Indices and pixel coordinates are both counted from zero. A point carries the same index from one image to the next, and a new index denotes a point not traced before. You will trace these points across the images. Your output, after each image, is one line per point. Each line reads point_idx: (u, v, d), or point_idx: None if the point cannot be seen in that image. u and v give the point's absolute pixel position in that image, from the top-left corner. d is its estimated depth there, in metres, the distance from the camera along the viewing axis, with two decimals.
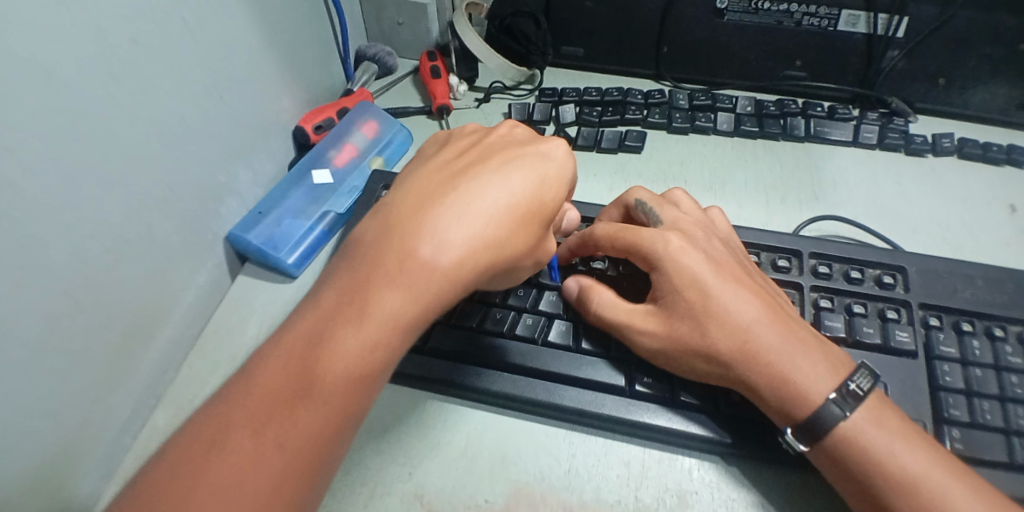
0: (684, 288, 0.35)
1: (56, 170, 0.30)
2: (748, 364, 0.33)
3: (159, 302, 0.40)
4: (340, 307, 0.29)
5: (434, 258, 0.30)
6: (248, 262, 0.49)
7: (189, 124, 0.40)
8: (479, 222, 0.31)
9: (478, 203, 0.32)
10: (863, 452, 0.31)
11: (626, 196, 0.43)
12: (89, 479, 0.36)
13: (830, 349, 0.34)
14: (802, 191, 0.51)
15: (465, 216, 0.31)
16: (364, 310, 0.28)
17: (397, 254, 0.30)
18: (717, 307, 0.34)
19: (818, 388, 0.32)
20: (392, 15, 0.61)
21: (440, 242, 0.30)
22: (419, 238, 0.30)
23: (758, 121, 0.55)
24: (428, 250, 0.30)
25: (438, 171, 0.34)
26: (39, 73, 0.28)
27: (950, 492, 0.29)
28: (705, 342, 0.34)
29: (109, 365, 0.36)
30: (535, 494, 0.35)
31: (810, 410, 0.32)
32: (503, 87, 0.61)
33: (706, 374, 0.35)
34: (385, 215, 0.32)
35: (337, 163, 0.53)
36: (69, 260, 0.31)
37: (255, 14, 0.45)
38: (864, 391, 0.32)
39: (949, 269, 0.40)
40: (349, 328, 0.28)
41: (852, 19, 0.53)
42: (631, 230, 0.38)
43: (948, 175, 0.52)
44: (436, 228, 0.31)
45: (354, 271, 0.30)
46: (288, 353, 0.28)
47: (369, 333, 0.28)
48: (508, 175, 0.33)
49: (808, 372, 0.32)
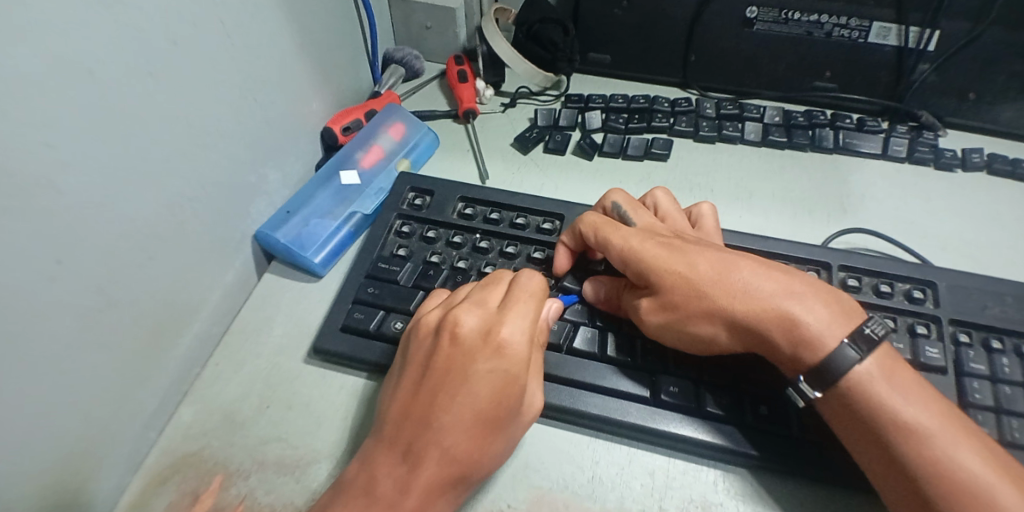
0: (666, 266, 0.36)
1: (93, 164, 0.31)
2: (759, 318, 0.33)
3: (188, 298, 0.40)
4: (378, 487, 0.31)
5: (445, 428, 0.31)
6: (275, 260, 0.49)
7: (221, 123, 0.41)
8: (487, 396, 0.32)
9: (466, 365, 0.32)
10: (876, 404, 0.31)
11: (606, 199, 0.44)
12: (117, 473, 0.36)
13: (833, 295, 0.34)
14: (831, 202, 0.51)
15: (473, 393, 0.32)
16: (401, 492, 0.30)
17: (416, 434, 0.31)
18: (709, 269, 0.35)
19: (829, 333, 0.32)
20: (420, 19, 0.62)
21: (455, 421, 0.31)
22: (435, 423, 0.31)
23: (786, 131, 0.55)
24: (447, 430, 0.31)
25: (429, 337, 0.35)
26: (81, 69, 0.29)
27: (958, 443, 0.30)
28: (710, 301, 0.34)
29: (137, 358, 0.36)
30: (558, 500, 0.35)
31: (819, 357, 0.32)
32: (529, 92, 0.62)
33: (715, 339, 0.35)
34: (396, 395, 0.34)
35: (364, 165, 0.53)
36: (103, 254, 0.32)
37: (288, 16, 0.46)
38: (878, 337, 0.32)
39: (980, 285, 0.40)
40: (381, 496, 0.30)
41: (883, 31, 0.53)
42: (610, 225, 0.40)
43: (979, 191, 0.51)
44: (445, 408, 0.31)
45: (382, 454, 0.32)
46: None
47: (401, 496, 0.30)
48: (504, 339, 0.33)
49: (817, 315, 0.33)
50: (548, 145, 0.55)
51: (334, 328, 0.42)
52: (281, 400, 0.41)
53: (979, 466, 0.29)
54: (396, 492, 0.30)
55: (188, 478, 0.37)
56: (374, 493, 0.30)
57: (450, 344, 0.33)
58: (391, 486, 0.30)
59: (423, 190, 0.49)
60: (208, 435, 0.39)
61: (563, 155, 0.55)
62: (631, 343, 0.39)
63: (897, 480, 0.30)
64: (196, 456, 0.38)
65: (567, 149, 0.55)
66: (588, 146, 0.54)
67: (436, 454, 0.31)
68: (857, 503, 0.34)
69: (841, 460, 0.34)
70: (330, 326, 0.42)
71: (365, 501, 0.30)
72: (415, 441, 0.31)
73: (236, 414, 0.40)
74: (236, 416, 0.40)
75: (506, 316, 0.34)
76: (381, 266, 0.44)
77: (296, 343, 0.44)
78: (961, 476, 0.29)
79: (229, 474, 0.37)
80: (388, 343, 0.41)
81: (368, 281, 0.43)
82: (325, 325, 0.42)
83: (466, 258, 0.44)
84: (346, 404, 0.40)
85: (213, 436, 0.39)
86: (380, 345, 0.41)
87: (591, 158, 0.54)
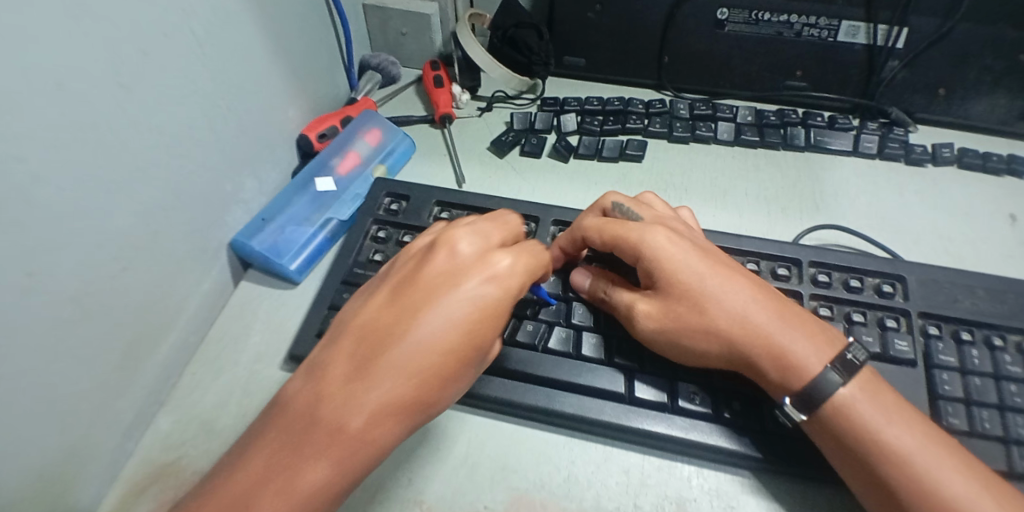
0: (679, 273, 0.36)
1: (66, 176, 0.30)
2: (750, 341, 0.34)
3: (164, 308, 0.40)
4: (326, 430, 0.29)
5: (413, 345, 0.30)
6: (251, 268, 0.49)
7: (196, 132, 0.41)
8: (462, 320, 0.31)
9: (458, 290, 0.32)
10: (858, 425, 0.31)
11: (603, 200, 0.43)
12: (93, 486, 0.36)
13: (817, 323, 0.35)
14: (803, 200, 0.51)
15: (449, 316, 0.31)
16: (347, 413, 0.29)
17: (340, 384, 0.29)
18: (716, 287, 0.35)
19: (815, 359, 0.33)
20: (396, 25, 0.62)
21: (431, 340, 0.30)
22: (364, 374, 0.30)
23: (760, 131, 0.56)
24: (413, 350, 0.30)
25: (419, 263, 0.34)
26: (48, 80, 0.29)
27: (942, 466, 0.30)
28: (710, 321, 0.35)
29: (113, 370, 0.36)
30: (535, 501, 0.35)
31: (803, 382, 0.32)
32: (506, 96, 0.62)
33: (704, 356, 0.35)
34: (364, 315, 0.32)
35: (340, 171, 0.53)
36: (76, 265, 0.32)
37: (261, 24, 0.46)
38: (860, 361, 0.32)
39: (949, 278, 0.40)
40: (332, 417, 0.29)
41: (852, 30, 0.54)
42: (616, 223, 0.39)
43: (949, 185, 0.52)
44: (371, 359, 0.30)
45: (338, 372, 0.30)
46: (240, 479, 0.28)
47: (354, 418, 0.29)
48: (462, 294, 0.31)
49: (803, 344, 0.33)
50: (524, 148, 0.55)
51: (311, 335, 0.42)
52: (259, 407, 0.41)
53: (960, 487, 0.29)
54: (295, 434, 0.29)
55: (167, 488, 0.37)
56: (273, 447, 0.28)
57: (443, 266, 0.33)
58: (338, 404, 0.29)
59: (399, 195, 0.49)
60: (186, 444, 0.39)
61: (540, 158, 0.55)
62: (606, 342, 0.39)
63: (881, 500, 0.31)
64: (174, 466, 0.38)
65: (543, 151, 0.55)
66: (564, 149, 0.55)
67: (395, 371, 0.30)
68: (831, 495, 0.34)
69: (816, 451, 0.34)
70: (305, 332, 0.42)
71: (312, 423, 0.29)
72: (325, 383, 0.30)
73: (215, 423, 0.40)
74: (215, 424, 0.40)
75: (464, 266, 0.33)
76: (356, 272, 0.44)
77: (274, 350, 0.44)
78: (942, 496, 0.29)
79: None
80: None
81: (344, 286, 0.43)
82: (301, 332, 0.42)
83: None
84: None
85: (191, 445, 0.39)
86: None
87: (567, 160, 0.55)
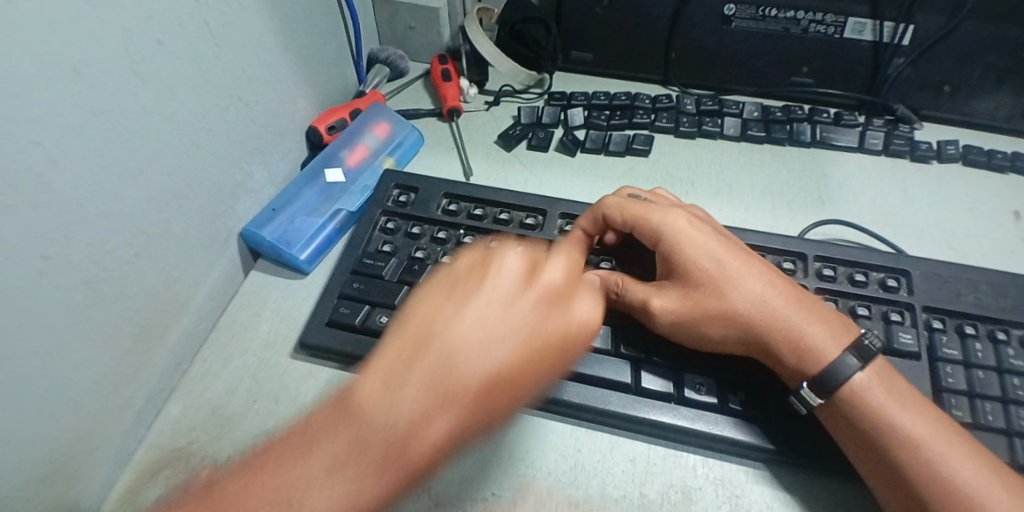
0: (700, 258, 0.37)
1: (80, 163, 0.31)
2: (768, 327, 0.34)
3: (175, 294, 0.41)
4: (378, 411, 0.27)
5: (481, 332, 0.30)
6: (260, 258, 0.50)
7: (208, 120, 0.41)
8: (528, 316, 0.32)
9: (528, 285, 0.33)
10: (873, 411, 0.32)
11: (619, 191, 0.45)
12: (104, 468, 0.36)
13: (835, 312, 0.36)
14: (809, 195, 0.51)
15: (511, 311, 0.31)
16: (423, 409, 0.28)
17: (437, 402, 0.28)
18: (735, 274, 0.36)
19: (832, 344, 0.34)
20: (405, 18, 0.62)
21: (499, 333, 0.30)
22: (437, 372, 0.28)
23: (765, 126, 0.56)
24: (483, 339, 0.30)
25: (479, 260, 0.35)
26: (67, 65, 0.29)
27: (954, 452, 0.31)
28: (731, 307, 0.35)
29: (125, 355, 0.37)
30: (541, 488, 0.35)
31: (819, 366, 0.33)
32: (513, 90, 0.63)
33: (724, 343, 0.36)
34: (431, 297, 0.32)
35: (349, 163, 0.53)
36: (90, 250, 0.32)
37: (272, 15, 0.46)
38: (876, 347, 0.34)
39: (952, 273, 0.41)
40: (416, 392, 0.28)
41: (858, 27, 0.54)
42: (640, 205, 0.40)
43: (953, 181, 0.53)
44: (495, 330, 0.30)
45: (398, 359, 0.29)
46: (346, 445, 0.27)
47: (433, 406, 0.28)
48: (543, 285, 0.33)
49: (823, 329, 0.34)
50: (531, 142, 0.56)
51: (320, 323, 0.42)
52: (268, 394, 0.41)
53: (972, 472, 0.30)
54: (420, 399, 0.28)
55: (177, 473, 0.37)
56: (372, 399, 0.28)
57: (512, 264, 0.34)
58: (415, 404, 0.28)
59: (407, 187, 0.49)
60: (195, 430, 0.39)
61: (547, 152, 0.56)
62: (613, 334, 0.39)
63: (891, 487, 0.31)
64: (184, 450, 0.38)
65: (550, 145, 0.56)
66: (571, 143, 0.55)
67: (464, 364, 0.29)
68: (835, 486, 0.35)
69: (819, 441, 0.35)
70: (314, 321, 0.42)
71: (386, 408, 0.27)
72: (424, 389, 0.28)
73: (225, 409, 0.40)
74: (224, 411, 0.40)
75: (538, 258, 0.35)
76: (366, 262, 0.44)
77: (282, 339, 0.44)
78: (955, 482, 0.30)
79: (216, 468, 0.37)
80: (374, 337, 0.41)
81: (353, 276, 0.44)
82: (310, 321, 0.42)
83: (451, 253, 0.44)
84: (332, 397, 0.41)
85: (200, 431, 0.39)
86: (365, 338, 0.41)
87: (574, 154, 0.55)
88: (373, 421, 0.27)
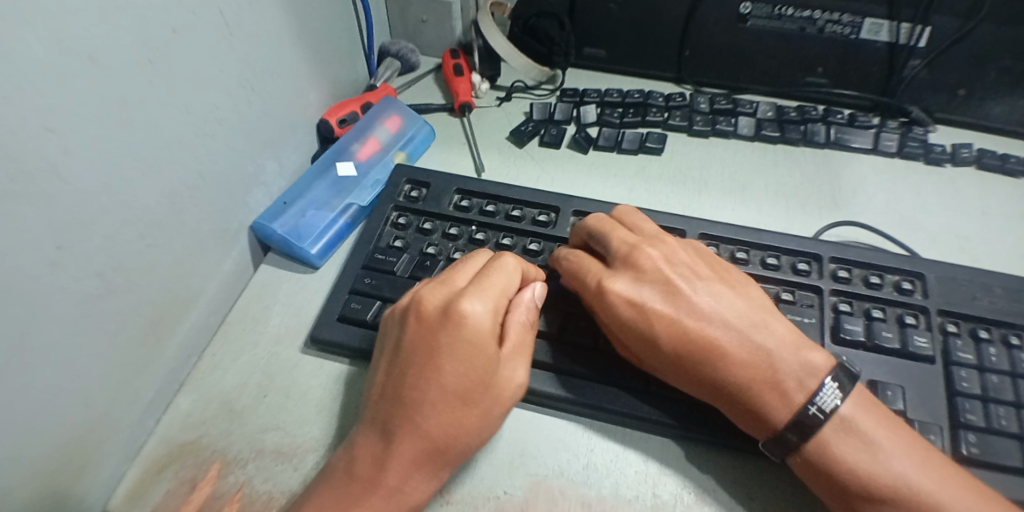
0: (637, 339, 0.36)
1: (94, 154, 0.31)
2: (713, 398, 0.34)
3: (186, 287, 0.41)
4: (373, 397, 0.34)
5: (409, 310, 0.35)
6: (271, 252, 0.49)
7: (221, 112, 0.41)
8: (446, 287, 0.35)
9: (449, 272, 0.37)
10: (834, 462, 0.31)
11: (583, 226, 0.42)
12: (115, 460, 0.36)
13: (795, 359, 0.33)
14: (822, 196, 0.51)
15: (432, 287, 0.36)
16: (394, 380, 0.33)
17: (399, 371, 0.33)
18: (672, 345, 0.35)
19: (775, 411, 0.32)
20: (417, 12, 0.62)
21: (422, 303, 0.35)
22: (395, 353, 0.34)
23: (779, 126, 0.56)
24: (413, 314, 0.35)
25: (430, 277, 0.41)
26: (83, 56, 0.29)
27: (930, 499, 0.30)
28: (674, 381, 0.35)
29: (136, 347, 0.37)
30: (554, 487, 0.35)
31: (806, 394, 0.32)
32: (525, 86, 0.62)
33: (701, 377, 0.34)
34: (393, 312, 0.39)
35: (360, 157, 0.53)
36: (103, 242, 0.32)
37: (286, 7, 0.46)
38: (825, 411, 0.32)
39: (967, 277, 0.41)
40: (387, 373, 0.34)
41: (875, 28, 0.53)
42: (583, 274, 0.38)
43: (967, 185, 0.52)
44: (417, 303, 0.35)
45: (378, 361, 0.36)
46: (361, 432, 0.33)
47: (399, 376, 0.33)
48: (462, 268, 0.37)
49: (767, 398, 0.33)
50: (543, 138, 0.55)
51: (331, 319, 0.42)
52: (279, 389, 0.41)
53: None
54: (390, 378, 0.34)
55: (187, 467, 0.37)
56: (367, 396, 0.35)
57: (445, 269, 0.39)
58: (388, 381, 0.34)
59: (419, 182, 0.49)
60: (205, 424, 0.39)
61: (559, 149, 0.55)
62: None
63: None
64: (194, 444, 0.38)
65: (562, 142, 0.56)
66: (583, 140, 0.55)
67: (409, 336, 0.34)
68: None
69: None
70: (326, 315, 0.42)
71: (376, 393, 0.34)
72: (413, 404, 0.32)
73: (235, 404, 0.40)
74: (234, 405, 0.40)
75: (463, 257, 0.39)
76: (377, 257, 0.44)
77: (293, 334, 0.44)
78: None
79: (227, 462, 0.37)
80: None
81: (365, 271, 0.44)
82: (322, 316, 0.42)
83: (463, 249, 0.44)
84: (342, 392, 0.40)
85: (210, 425, 0.39)
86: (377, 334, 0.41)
87: (586, 152, 0.55)
88: (371, 404, 0.34)
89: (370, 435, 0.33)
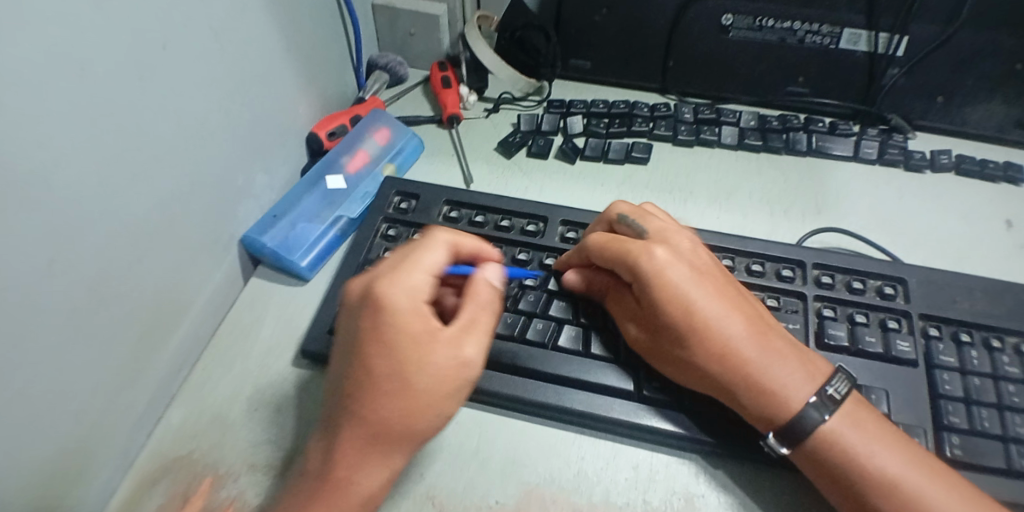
0: (677, 303, 0.35)
1: (84, 169, 0.31)
2: (733, 375, 0.34)
3: (176, 299, 0.40)
4: (326, 391, 0.34)
5: (347, 301, 0.35)
6: (261, 265, 0.50)
7: (211, 124, 0.41)
8: (378, 273, 0.35)
9: (387, 259, 0.37)
10: (842, 453, 0.32)
11: (609, 212, 0.43)
12: (105, 476, 0.36)
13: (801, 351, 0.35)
14: (806, 203, 0.52)
15: (366, 277, 0.36)
16: (338, 371, 0.34)
17: (341, 362, 0.34)
18: (712, 314, 0.35)
19: (795, 393, 0.33)
20: (404, 25, 0.63)
21: (356, 292, 0.35)
22: (339, 345, 0.35)
23: (762, 135, 0.56)
24: (350, 304, 0.35)
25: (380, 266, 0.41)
26: (73, 71, 0.29)
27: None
28: (695, 357, 0.35)
29: (126, 360, 0.36)
30: (545, 495, 0.35)
31: (818, 383, 0.34)
32: (512, 98, 0.63)
33: (727, 353, 0.34)
34: None
35: (349, 169, 0.54)
36: (92, 257, 0.32)
37: (275, 21, 0.47)
38: (842, 395, 0.33)
39: (947, 280, 0.41)
40: (333, 366, 0.35)
41: (854, 38, 0.55)
42: (618, 243, 0.39)
43: (946, 190, 0.54)
44: (352, 294, 0.35)
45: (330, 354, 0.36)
46: (319, 427, 0.34)
47: (340, 366, 0.34)
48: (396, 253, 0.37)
49: (792, 378, 0.34)
50: (531, 149, 0.56)
51: (322, 330, 0.42)
52: (270, 401, 0.41)
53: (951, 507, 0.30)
54: (335, 371, 0.34)
55: (178, 481, 0.37)
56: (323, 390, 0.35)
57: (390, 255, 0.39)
58: (334, 372, 0.34)
59: (408, 193, 0.49)
60: (196, 437, 0.39)
61: (547, 159, 0.56)
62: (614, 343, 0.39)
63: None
64: (184, 459, 0.38)
65: (550, 153, 0.56)
66: (571, 150, 0.55)
67: (347, 326, 0.34)
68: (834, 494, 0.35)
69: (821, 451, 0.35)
70: (317, 327, 0.42)
71: (328, 387, 0.34)
72: (350, 394, 0.32)
73: (226, 417, 0.40)
74: (226, 418, 0.40)
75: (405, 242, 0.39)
76: (367, 268, 0.44)
77: (283, 346, 0.44)
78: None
79: (219, 476, 0.37)
80: None
81: None
82: (313, 327, 0.42)
83: None
84: None
85: (201, 439, 0.39)
86: None
87: (574, 162, 0.55)
88: (324, 398, 0.34)
89: (321, 429, 0.33)
